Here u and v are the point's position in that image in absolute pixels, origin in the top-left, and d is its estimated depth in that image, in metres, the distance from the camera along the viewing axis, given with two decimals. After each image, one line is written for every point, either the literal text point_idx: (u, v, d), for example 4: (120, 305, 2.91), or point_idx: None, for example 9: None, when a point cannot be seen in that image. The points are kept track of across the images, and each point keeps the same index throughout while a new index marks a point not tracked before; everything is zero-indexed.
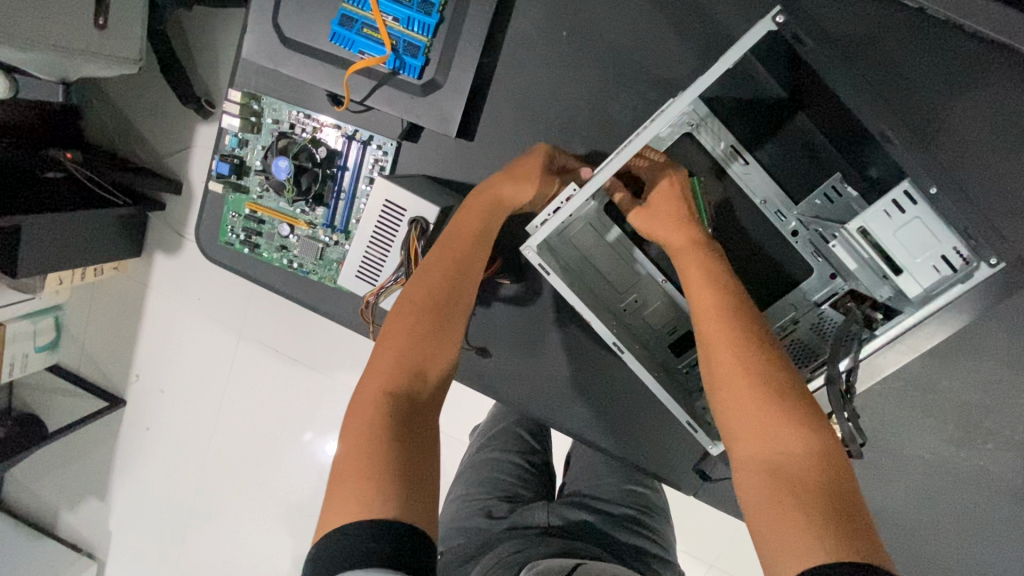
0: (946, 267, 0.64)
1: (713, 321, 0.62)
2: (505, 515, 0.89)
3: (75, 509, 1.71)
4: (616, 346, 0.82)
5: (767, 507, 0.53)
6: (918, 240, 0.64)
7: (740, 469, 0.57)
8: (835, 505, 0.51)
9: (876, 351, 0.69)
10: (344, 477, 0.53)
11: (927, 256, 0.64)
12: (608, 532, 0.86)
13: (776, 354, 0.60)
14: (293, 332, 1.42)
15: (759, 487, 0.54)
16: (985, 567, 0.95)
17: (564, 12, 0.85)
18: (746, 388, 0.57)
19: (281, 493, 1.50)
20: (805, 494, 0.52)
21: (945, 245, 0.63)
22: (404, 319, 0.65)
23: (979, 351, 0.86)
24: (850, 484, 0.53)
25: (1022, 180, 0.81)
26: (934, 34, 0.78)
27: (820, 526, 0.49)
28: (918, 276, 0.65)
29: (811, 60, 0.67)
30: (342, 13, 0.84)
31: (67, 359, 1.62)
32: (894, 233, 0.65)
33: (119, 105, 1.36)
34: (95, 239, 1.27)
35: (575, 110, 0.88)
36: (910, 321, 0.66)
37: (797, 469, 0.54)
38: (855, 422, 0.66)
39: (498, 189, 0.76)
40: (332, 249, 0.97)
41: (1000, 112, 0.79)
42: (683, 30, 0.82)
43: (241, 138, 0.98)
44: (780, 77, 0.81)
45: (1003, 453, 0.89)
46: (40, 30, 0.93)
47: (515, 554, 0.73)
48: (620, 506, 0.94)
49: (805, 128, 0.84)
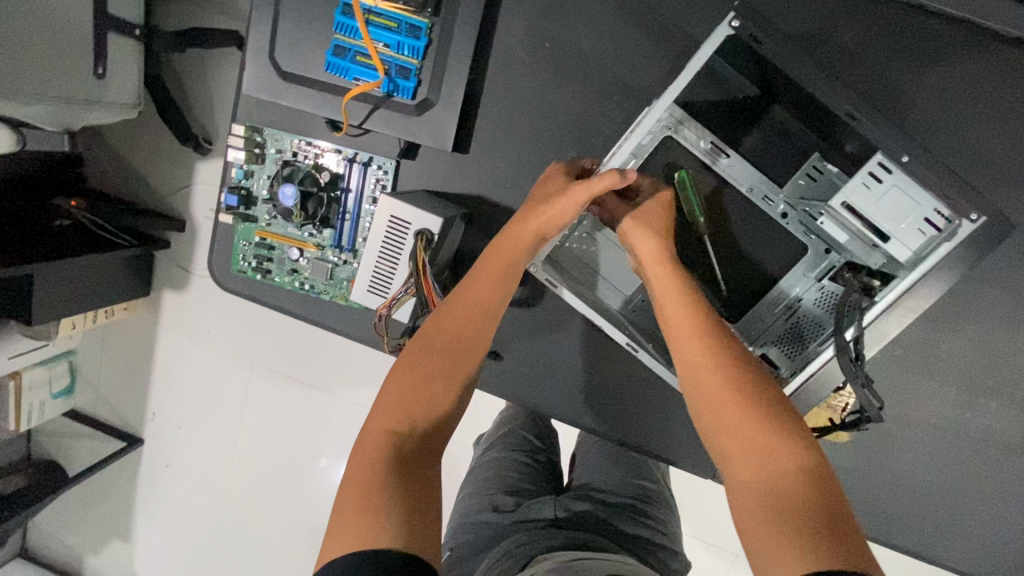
0: (930, 229, 0.68)
1: (699, 343, 0.67)
2: (512, 509, 0.92)
3: (101, 551, 1.74)
4: (631, 346, 0.89)
5: (760, 516, 0.56)
6: (899, 207, 0.68)
7: (731, 484, 0.61)
8: (822, 513, 0.54)
9: (877, 318, 0.73)
10: (343, 512, 0.55)
11: (910, 221, 0.68)
12: (611, 523, 0.89)
13: (760, 374, 0.66)
14: (305, 355, 1.45)
15: (750, 499, 0.58)
16: (1004, 527, 0.97)
17: (544, 25, 0.89)
18: (732, 402, 0.63)
19: (303, 517, 1.52)
20: (791, 503, 0.56)
21: (926, 207, 0.68)
22: (412, 357, 0.69)
23: (971, 312, 0.89)
24: (838, 495, 0.57)
25: (992, 147, 0.84)
26: (893, 20, 0.82)
27: (805, 532, 0.53)
28: (905, 240, 0.69)
29: (769, 56, 0.73)
30: (335, 44, 0.88)
31: (82, 404, 1.66)
32: (875, 203, 0.69)
33: (121, 150, 1.41)
34: (105, 281, 1.31)
35: (563, 117, 0.92)
36: (907, 282, 0.70)
37: (783, 479, 0.58)
38: (871, 387, 0.72)
39: (525, 222, 0.76)
40: (341, 268, 1.01)
41: (965, 85, 0.83)
42: (660, 31, 0.86)
43: (246, 170, 1.01)
44: (750, 73, 0.85)
45: (1005, 411, 0.92)
46: (43, 84, 0.97)
47: (521, 546, 0.76)
48: (622, 497, 0.97)
49: (781, 117, 0.88)
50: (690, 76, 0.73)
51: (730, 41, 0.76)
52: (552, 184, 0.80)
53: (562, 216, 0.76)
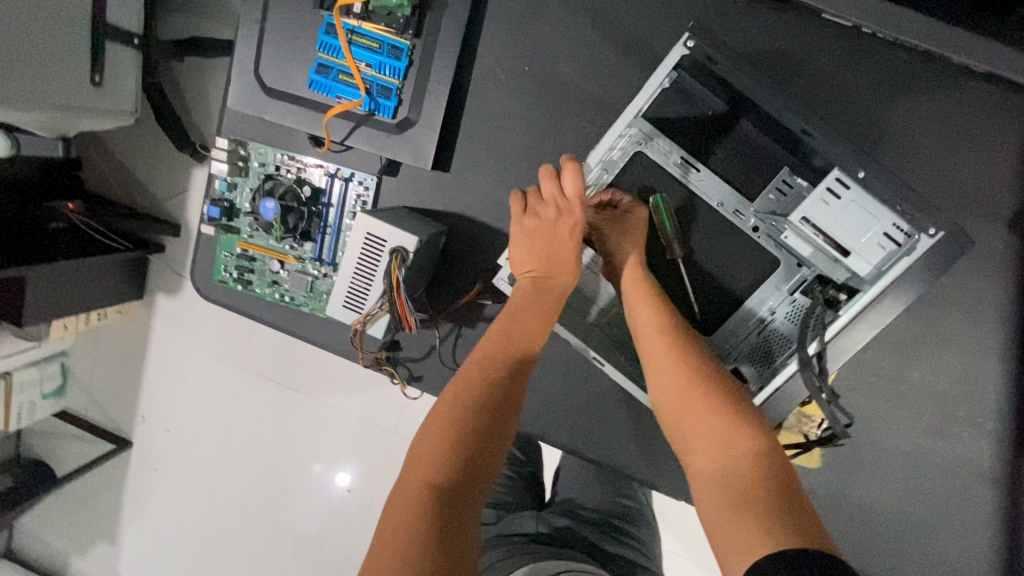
0: (890, 244, 0.70)
1: (655, 341, 0.72)
2: (495, 521, 0.96)
3: (85, 554, 1.72)
4: (598, 360, 0.91)
5: (723, 510, 0.57)
6: (859, 221, 0.70)
7: (697, 485, 0.62)
8: (777, 498, 0.56)
9: (841, 330, 0.76)
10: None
11: (871, 235, 0.70)
12: (590, 538, 0.91)
13: (715, 369, 0.69)
14: (291, 364, 1.47)
15: (712, 490, 0.60)
16: (987, 564, 0.94)
17: (524, 49, 0.91)
18: (694, 403, 0.65)
19: (288, 529, 1.53)
20: (749, 494, 0.56)
21: (885, 222, 0.69)
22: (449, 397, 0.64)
23: (940, 341, 0.90)
24: (789, 476, 0.59)
25: (965, 178, 0.85)
26: (865, 49, 0.84)
27: (758, 512, 0.54)
28: (866, 255, 0.70)
29: (727, 75, 0.76)
30: (318, 62, 0.89)
31: (74, 405, 1.66)
32: (835, 219, 0.70)
33: (119, 157, 1.43)
34: (96, 284, 1.33)
35: (542, 137, 0.93)
36: (868, 296, 0.73)
37: (742, 471, 0.59)
38: (837, 403, 0.72)
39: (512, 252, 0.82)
40: (321, 281, 1.01)
41: (939, 117, 0.84)
42: (639, 58, 0.88)
43: (230, 181, 1.01)
44: (716, 89, 0.84)
45: (977, 440, 0.92)
46: (39, 91, 0.99)
47: (503, 560, 0.76)
48: (605, 516, 0.99)
49: (750, 132, 0.87)
50: (653, 89, 0.78)
51: (691, 62, 0.80)
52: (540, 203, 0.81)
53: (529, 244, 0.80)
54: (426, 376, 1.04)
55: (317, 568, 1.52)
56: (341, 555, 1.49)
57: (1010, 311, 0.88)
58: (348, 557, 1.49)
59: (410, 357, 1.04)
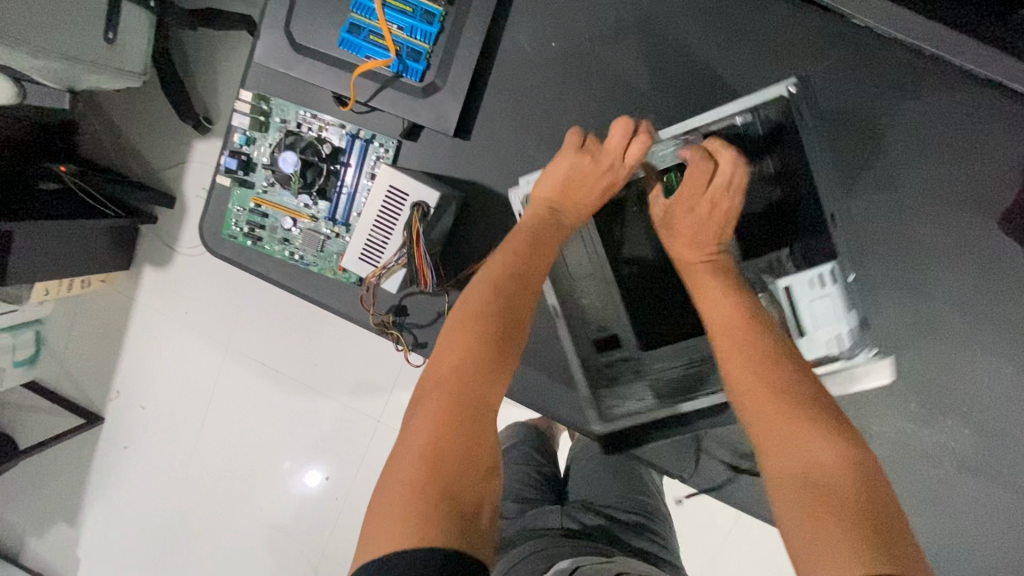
0: (835, 344, 0.82)
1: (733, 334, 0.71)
2: (517, 517, 0.98)
3: (43, 533, 1.62)
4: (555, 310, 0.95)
5: (804, 517, 0.56)
6: (824, 315, 0.81)
7: (772, 482, 0.61)
8: (866, 512, 0.54)
9: None
10: (395, 500, 0.54)
11: (827, 332, 0.82)
12: (616, 536, 0.90)
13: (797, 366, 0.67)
14: (284, 339, 1.45)
15: (794, 495, 0.58)
16: (966, 549, 0.98)
17: (552, 28, 0.95)
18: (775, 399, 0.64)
19: (264, 513, 1.49)
20: (833, 499, 0.55)
21: (839, 327, 0.82)
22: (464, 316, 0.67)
23: (928, 332, 0.94)
24: (879, 487, 0.57)
25: (943, 181, 0.92)
26: (875, 45, 0.90)
27: (846, 524, 0.53)
28: (811, 346, 0.83)
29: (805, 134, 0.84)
30: (350, 22, 0.91)
31: (45, 376, 1.57)
32: (807, 302, 0.82)
33: (118, 123, 1.42)
34: (86, 246, 1.29)
35: (563, 112, 0.96)
36: None
37: (830, 477, 0.57)
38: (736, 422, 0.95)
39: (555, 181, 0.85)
40: (332, 241, 1.02)
41: (931, 120, 0.91)
42: (653, 47, 0.94)
43: (249, 136, 1.02)
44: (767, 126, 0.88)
45: (962, 429, 0.96)
46: (58, 36, 0.98)
47: (534, 553, 0.80)
48: (627, 512, 0.98)
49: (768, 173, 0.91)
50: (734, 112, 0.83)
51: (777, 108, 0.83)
52: (598, 147, 0.86)
53: (571, 178, 0.85)
54: (432, 342, 1.04)
55: (290, 554, 1.48)
56: (313, 548, 1.47)
57: (993, 305, 0.93)
58: (322, 547, 1.47)
59: (417, 323, 1.04)
